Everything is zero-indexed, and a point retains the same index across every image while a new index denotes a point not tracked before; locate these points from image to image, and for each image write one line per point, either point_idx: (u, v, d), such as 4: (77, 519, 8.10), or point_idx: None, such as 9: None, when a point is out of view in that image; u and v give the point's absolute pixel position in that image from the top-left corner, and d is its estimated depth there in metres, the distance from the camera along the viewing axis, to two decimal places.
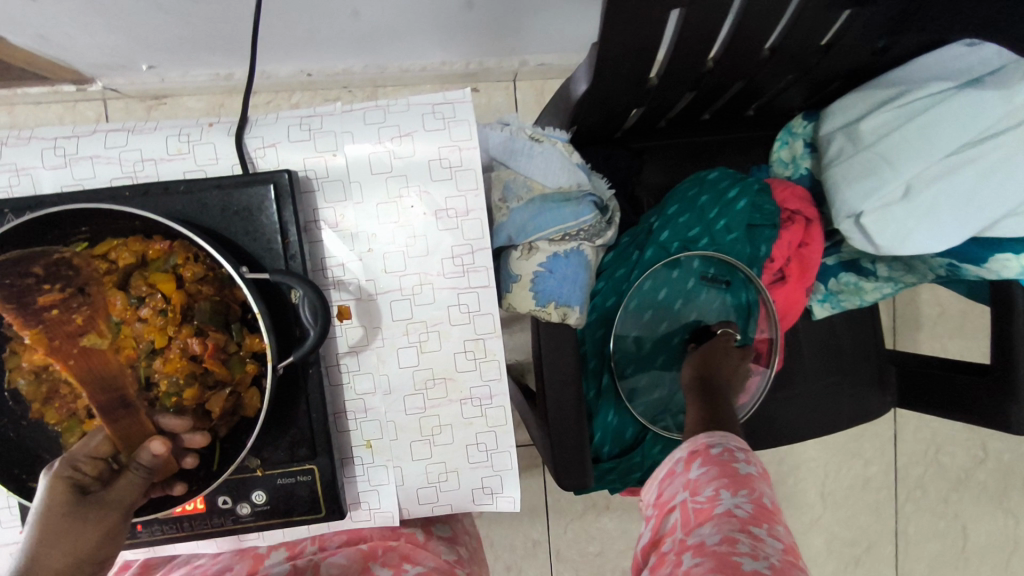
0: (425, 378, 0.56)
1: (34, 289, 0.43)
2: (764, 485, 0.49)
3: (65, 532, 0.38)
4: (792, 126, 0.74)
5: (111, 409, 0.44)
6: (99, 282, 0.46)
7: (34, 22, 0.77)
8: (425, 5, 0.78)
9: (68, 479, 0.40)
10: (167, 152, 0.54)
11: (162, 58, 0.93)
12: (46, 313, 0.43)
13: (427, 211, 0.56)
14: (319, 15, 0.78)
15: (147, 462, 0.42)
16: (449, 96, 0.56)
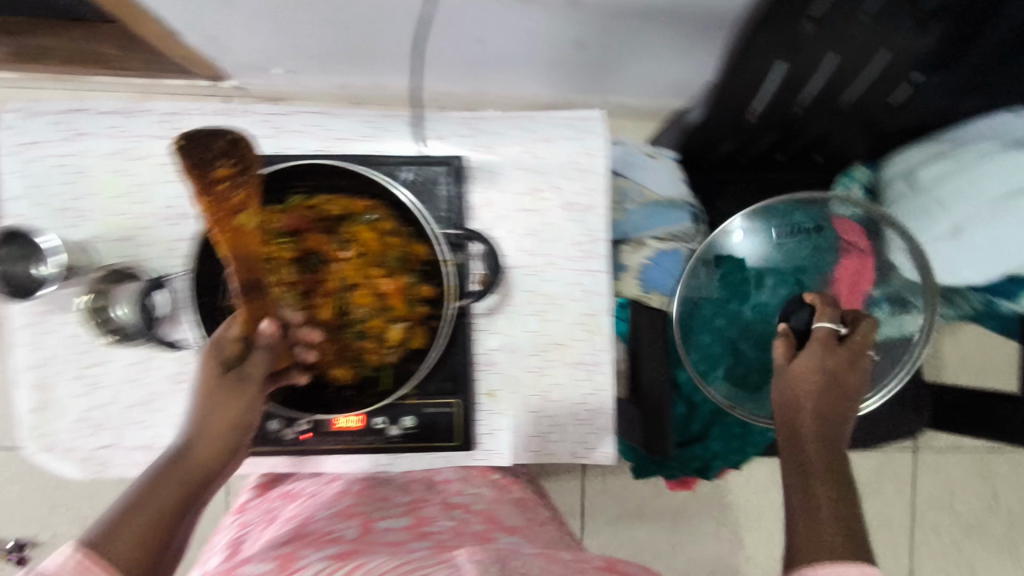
0: (544, 343, 0.67)
1: (210, 162, 0.49)
2: None
3: (218, 401, 0.47)
4: (853, 173, 0.84)
5: (247, 289, 0.51)
6: (256, 165, 0.51)
7: (208, 22, 0.90)
8: (543, 40, 0.90)
9: (217, 355, 0.49)
10: (358, 134, 0.64)
11: (301, 65, 1.06)
12: (217, 187, 0.49)
13: (559, 204, 0.67)
14: (454, 43, 0.92)
15: (268, 341, 0.50)
16: (580, 113, 0.67)
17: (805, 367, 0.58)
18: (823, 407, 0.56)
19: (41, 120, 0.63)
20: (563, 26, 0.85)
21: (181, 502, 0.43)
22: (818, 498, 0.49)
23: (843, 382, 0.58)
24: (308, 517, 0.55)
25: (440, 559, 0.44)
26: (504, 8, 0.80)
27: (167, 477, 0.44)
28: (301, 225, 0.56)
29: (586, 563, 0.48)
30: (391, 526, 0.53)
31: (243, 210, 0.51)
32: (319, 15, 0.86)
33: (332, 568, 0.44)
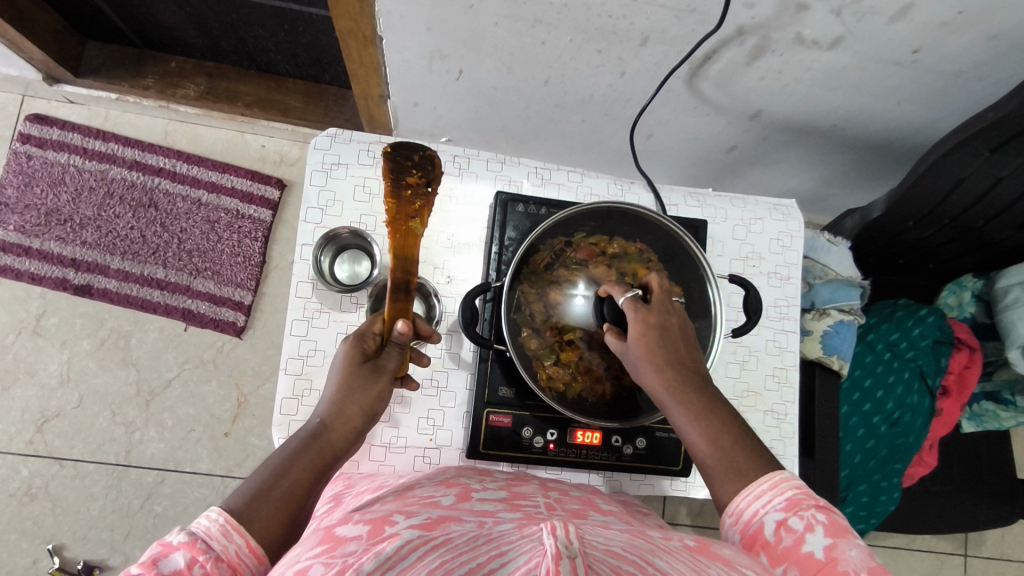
0: (742, 389, 0.76)
1: (403, 170, 0.56)
2: (848, 552, 0.45)
3: (357, 388, 0.56)
4: (962, 281, 1.01)
5: (398, 290, 0.56)
6: (440, 180, 0.57)
7: (412, 87, 0.96)
8: (703, 145, 1.02)
9: (360, 346, 0.58)
10: (610, 193, 0.77)
11: (466, 137, 1.11)
12: (404, 191, 0.56)
13: (763, 271, 0.79)
14: (622, 134, 1.01)
15: (401, 341, 0.57)
16: (783, 201, 0.82)
17: (652, 339, 0.57)
18: (675, 357, 0.58)
19: (352, 145, 0.74)
20: (737, 134, 0.97)
21: (310, 479, 0.51)
22: (721, 445, 0.55)
23: (672, 330, 0.59)
24: (412, 481, 0.58)
25: (527, 534, 0.38)
26: (698, 114, 0.92)
27: (313, 447, 0.53)
28: (588, 258, 0.66)
29: (674, 541, 0.44)
30: (486, 497, 0.52)
31: (418, 217, 0.56)
32: (526, 98, 0.94)
33: (421, 542, 0.38)
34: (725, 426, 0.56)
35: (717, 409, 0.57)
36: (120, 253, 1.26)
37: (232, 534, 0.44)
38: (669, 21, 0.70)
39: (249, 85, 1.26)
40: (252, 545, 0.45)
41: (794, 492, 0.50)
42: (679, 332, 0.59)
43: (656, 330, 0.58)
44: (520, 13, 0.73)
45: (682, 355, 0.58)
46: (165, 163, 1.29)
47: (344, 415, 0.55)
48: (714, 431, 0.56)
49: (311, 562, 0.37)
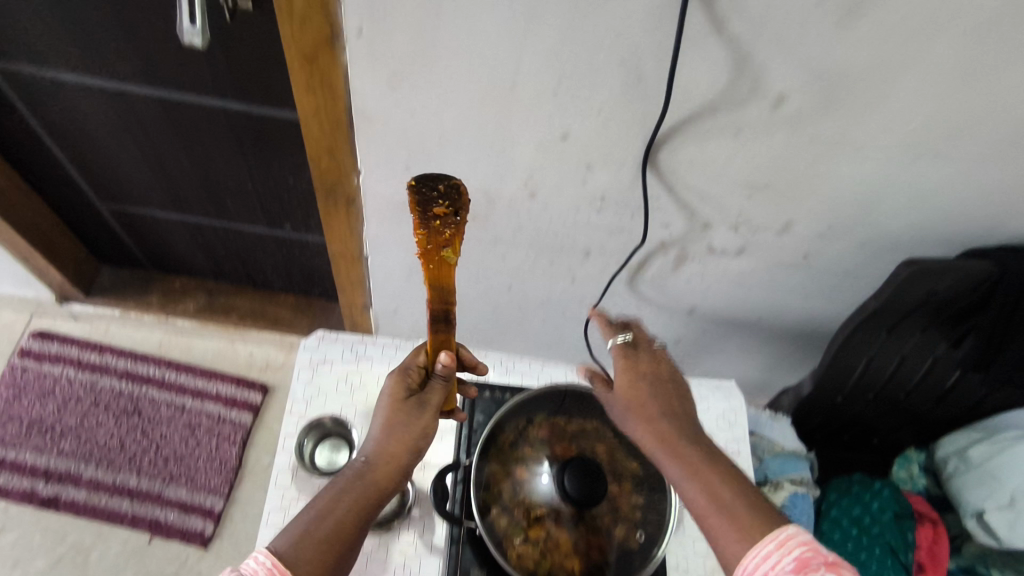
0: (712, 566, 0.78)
1: (428, 202, 0.50)
2: None
3: (401, 424, 0.61)
4: (908, 454, 1.07)
5: (439, 322, 0.56)
6: (469, 208, 0.50)
7: (392, 297, 1.09)
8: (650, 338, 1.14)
9: (405, 382, 0.64)
10: (567, 378, 0.87)
11: None
12: (432, 222, 0.49)
13: (714, 446, 0.85)
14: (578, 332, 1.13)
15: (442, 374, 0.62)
16: (723, 382, 0.91)
17: (637, 385, 0.68)
18: (662, 404, 0.67)
19: (337, 344, 0.84)
20: (680, 328, 1.10)
21: (355, 516, 0.55)
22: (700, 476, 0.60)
23: (655, 378, 0.69)
24: None
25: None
26: (641, 311, 1.06)
27: (358, 484, 0.57)
28: (548, 435, 0.73)
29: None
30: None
31: (450, 248, 0.50)
32: (491, 303, 1.08)
33: None
34: (702, 461, 0.62)
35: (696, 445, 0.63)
36: (95, 462, 1.27)
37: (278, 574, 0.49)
38: (604, 238, 0.87)
39: (243, 299, 1.43)
40: None
41: (801, 548, 0.53)
42: (661, 382, 0.69)
43: (644, 375, 0.69)
44: (483, 235, 0.89)
45: (669, 396, 0.68)
46: (155, 372, 1.36)
47: (388, 451, 0.60)
48: (691, 464, 0.61)
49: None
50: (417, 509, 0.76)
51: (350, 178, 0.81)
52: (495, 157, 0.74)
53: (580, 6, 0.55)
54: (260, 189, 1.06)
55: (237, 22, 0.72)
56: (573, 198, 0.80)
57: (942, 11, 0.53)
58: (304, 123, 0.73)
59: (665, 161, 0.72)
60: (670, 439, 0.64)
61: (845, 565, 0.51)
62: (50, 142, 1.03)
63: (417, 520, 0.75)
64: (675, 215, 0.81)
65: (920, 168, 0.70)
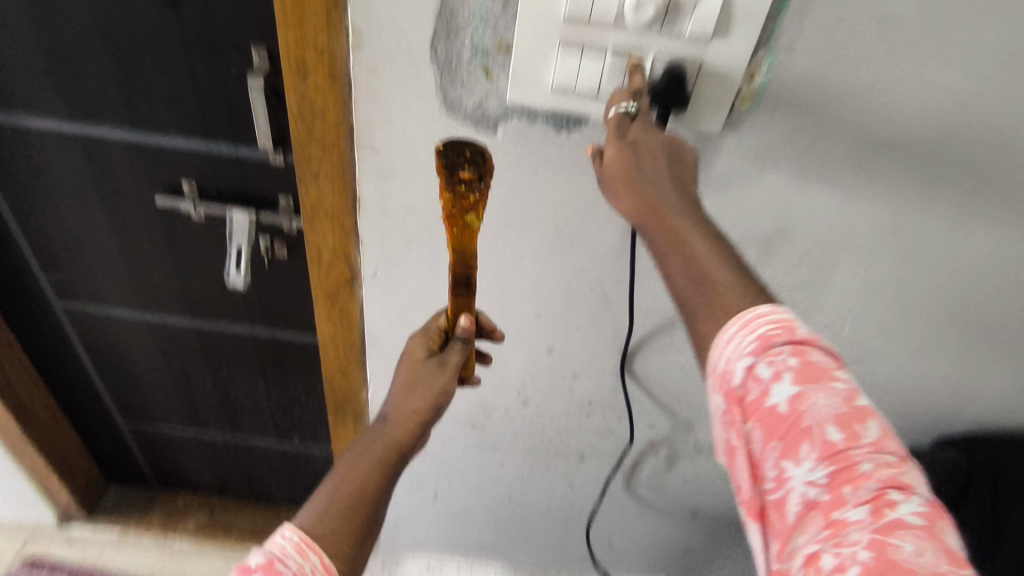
0: None
1: (455, 165, 0.54)
2: (818, 400, 0.40)
3: (419, 381, 0.60)
4: None
5: (460, 283, 0.59)
6: (492, 172, 0.55)
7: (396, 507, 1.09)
8: (656, 543, 1.12)
9: (426, 343, 0.63)
10: None
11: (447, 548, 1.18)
12: (457, 186, 0.54)
13: None
14: (583, 537, 1.11)
15: (462, 337, 0.61)
16: None
17: (625, 156, 0.47)
18: (662, 173, 0.47)
19: None
20: (683, 532, 1.09)
21: (378, 475, 0.55)
22: (698, 270, 0.45)
23: (655, 141, 0.48)
24: None
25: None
26: (641, 513, 1.06)
27: (376, 441, 0.58)
28: None
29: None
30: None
31: (473, 210, 0.55)
32: (494, 511, 1.08)
33: None
34: (701, 246, 0.46)
35: (694, 223, 0.47)
36: None
37: (308, 553, 0.48)
38: (595, 441, 0.92)
39: (247, 517, 1.44)
40: (326, 566, 0.48)
41: (768, 327, 0.42)
42: (666, 140, 0.48)
43: (632, 138, 0.48)
44: (481, 442, 0.95)
45: (658, 163, 0.48)
46: None
47: (404, 411, 0.59)
48: (689, 253, 0.46)
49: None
50: None
51: (359, 395, 0.89)
52: (488, 372, 0.83)
53: (551, 254, 0.69)
54: (273, 404, 1.14)
55: (273, 269, 0.87)
56: (561, 405, 0.87)
57: (836, 248, 0.66)
58: (324, 351, 0.84)
59: (640, 368, 0.81)
60: (663, 217, 0.47)
61: (810, 339, 0.42)
62: (91, 372, 1.13)
63: None
64: (658, 416, 0.88)
65: (864, 365, 0.79)
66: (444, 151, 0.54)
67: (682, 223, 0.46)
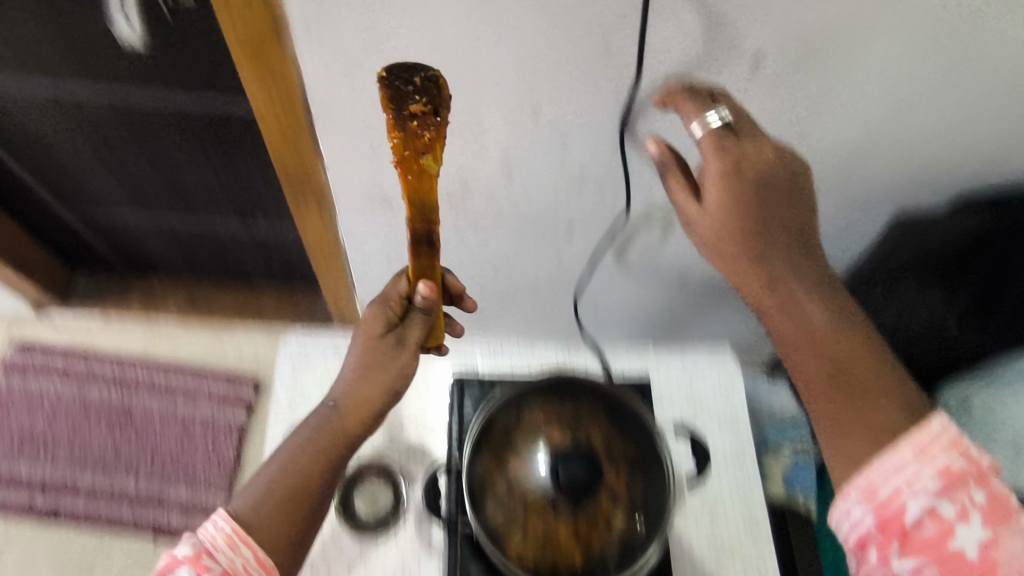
0: (719, 544, 0.77)
1: (403, 98, 0.47)
2: (1010, 545, 0.46)
3: (375, 363, 0.64)
4: None
5: (421, 241, 0.55)
6: (449, 104, 0.48)
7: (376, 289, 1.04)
8: (643, 311, 1.10)
9: (383, 314, 0.64)
10: (558, 357, 0.86)
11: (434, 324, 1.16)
12: (408, 124, 0.47)
13: (714, 419, 0.85)
14: (571, 309, 1.09)
15: (424, 307, 0.62)
16: (719, 352, 0.89)
17: (738, 189, 0.52)
18: (767, 180, 0.52)
19: (322, 345, 0.82)
20: (671, 299, 1.06)
21: (323, 464, 0.61)
22: (804, 309, 0.53)
23: (776, 181, 0.53)
24: None
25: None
26: (631, 285, 1.02)
27: (329, 427, 0.63)
28: (543, 424, 0.70)
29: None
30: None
31: (429, 153, 0.48)
32: (479, 288, 1.04)
33: None
34: (794, 276, 0.53)
35: (788, 249, 0.53)
36: (91, 472, 1.25)
37: (238, 545, 0.54)
38: (586, 214, 0.83)
39: (229, 297, 1.41)
40: (259, 559, 0.55)
41: (948, 456, 0.50)
42: (778, 175, 0.53)
43: (748, 176, 0.52)
44: (459, 221, 0.86)
45: (786, 242, 0.53)
46: (144, 377, 1.33)
47: (357, 405, 0.64)
48: (791, 291, 0.53)
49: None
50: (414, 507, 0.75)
51: (316, 174, 0.77)
52: (462, 140, 0.70)
53: None
54: (224, 185, 1.01)
55: (176, 13, 0.68)
56: (548, 178, 0.76)
57: None
58: (257, 112, 0.67)
59: (642, 128, 0.68)
60: (745, 225, 0.52)
61: (991, 475, 0.50)
62: (5, 153, 0.98)
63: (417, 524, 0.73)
64: (658, 185, 0.78)
65: (906, 115, 0.67)
66: (387, 76, 0.47)
67: (761, 219, 0.52)
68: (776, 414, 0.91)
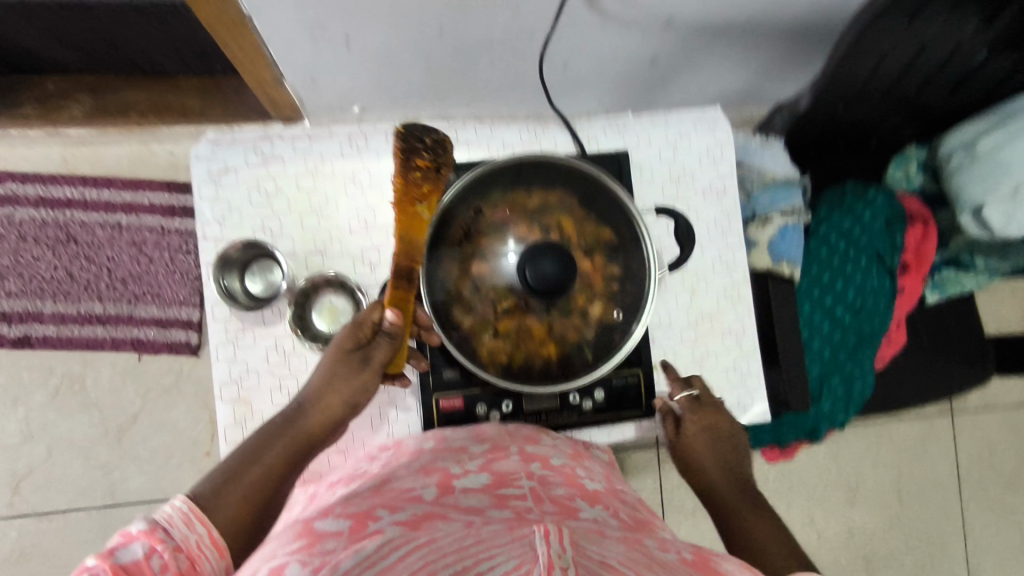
0: (697, 316, 0.75)
1: (413, 152, 0.53)
2: None
3: (340, 376, 0.59)
4: (906, 153, 0.98)
5: (401, 275, 0.55)
6: (452, 165, 0.55)
7: (299, 65, 0.86)
8: (621, 64, 0.93)
9: (355, 333, 0.59)
10: (522, 141, 0.74)
11: (379, 100, 1.00)
12: (411, 172, 0.53)
13: (698, 189, 0.76)
14: (535, 69, 0.92)
15: (391, 331, 0.57)
16: (707, 110, 0.78)
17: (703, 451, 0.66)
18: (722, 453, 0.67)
19: (236, 147, 0.67)
20: (654, 48, 0.89)
21: (281, 467, 0.56)
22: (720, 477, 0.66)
23: (722, 435, 0.67)
24: (390, 468, 0.56)
25: (517, 536, 0.39)
26: (607, 32, 0.84)
27: (286, 434, 0.58)
28: (508, 218, 0.62)
29: (670, 553, 0.44)
30: (469, 486, 0.52)
31: (424, 202, 0.53)
32: (423, 52, 0.86)
33: (403, 542, 0.41)
34: (724, 456, 0.67)
35: (727, 440, 0.67)
36: (50, 297, 1.20)
37: (195, 523, 0.48)
38: None
39: (138, 91, 1.16)
40: (213, 536, 0.48)
41: None
42: (733, 439, 0.68)
43: (704, 432, 0.67)
44: None
45: (732, 490, 0.65)
46: (74, 193, 1.21)
47: (324, 406, 0.59)
48: (715, 468, 0.66)
49: (286, 559, 0.39)
50: None
51: None
52: None
53: None
54: None
55: None
56: None
57: None
58: None
59: None
60: (702, 441, 0.67)
61: None
62: None
63: None
64: None
65: None
66: (403, 138, 0.54)
67: (720, 440, 0.67)
68: (768, 177, 0.83)
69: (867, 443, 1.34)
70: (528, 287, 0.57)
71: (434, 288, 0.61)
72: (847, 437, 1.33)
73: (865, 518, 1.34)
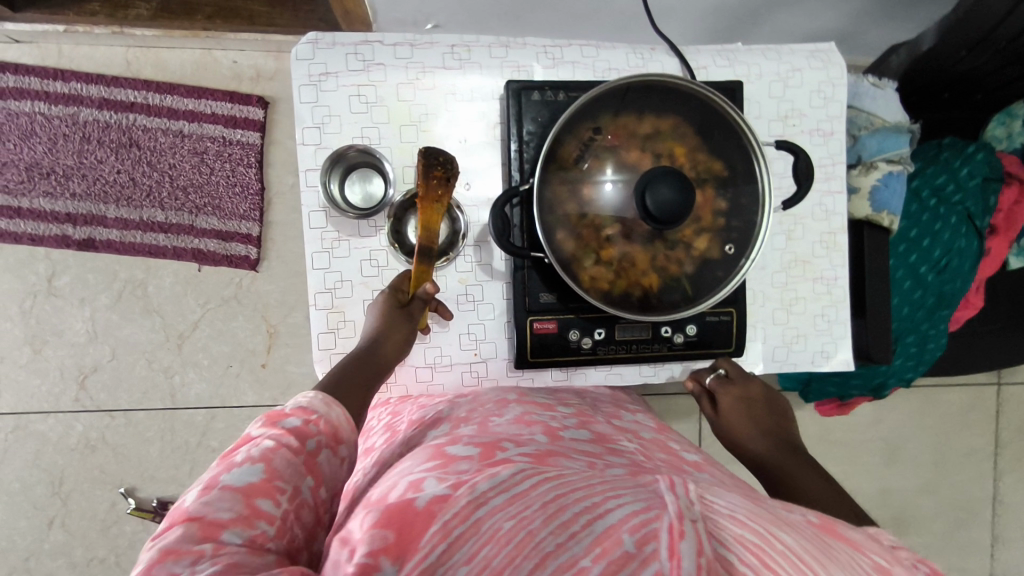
0: (790, 261, 0.73)
1: (432, 163, 0.55)
2: None
3: (393, 325, 0.61)
4: (1014, 109, 0.93)
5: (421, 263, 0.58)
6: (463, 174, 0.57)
7: None
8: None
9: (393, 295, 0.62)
10: (629, 64, 0.69)
11: (454, 17, 0.95)
12: (432, 183, 0.55)
13: (805, 129, 0.73)
14: None
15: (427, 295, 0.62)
16: (821, 46, 0.73)
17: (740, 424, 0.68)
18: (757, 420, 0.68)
19: (337, 51, 0.65)
20: None
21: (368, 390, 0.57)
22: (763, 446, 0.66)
23: (751, 403, 0.68)
24: (487, 420, 0.53)
25: (644, 484, 0.38)
26: None
27: (368, 363, 0.58)
28: (620, 142, 0.60)
29: (795, 514, 0.39)
30: (576, 436, 0.53)
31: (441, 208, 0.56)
32: None
33: (534, 472, 0.40)
34: (759, 424, 0.67)
35: (757, 407, 0.68)
36: (114, 201, 1.20)
37: (332, 405, 0.50)
38: None
39: None
40: (348, 417, 0.51)
41: None
42: (763, 403, 0.69)
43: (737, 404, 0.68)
44: None
45: (779, 454, 0.65)
46: (136, 96, 1.19)
47: (390, 341, 0.61)
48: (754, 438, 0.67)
49: (424, 475, 0.40)
50: (473, 236, 0.68)
51: None
52: None
53: None
54: None
55: None
56: None
57: None
58: None
59: None
60: (732, 416, 0.68)
61: None
62: None
63: (475, 251, 0.68)
64: None
65: None
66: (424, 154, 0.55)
67: (751, 409, 0.68)
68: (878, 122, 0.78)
69: (909, 408, 1.33)
70: (646, 210, 0.55)
71: (546, 209, 0.60)
72: (892, 399, 1.33)
73: (900, 478, 1.35)
